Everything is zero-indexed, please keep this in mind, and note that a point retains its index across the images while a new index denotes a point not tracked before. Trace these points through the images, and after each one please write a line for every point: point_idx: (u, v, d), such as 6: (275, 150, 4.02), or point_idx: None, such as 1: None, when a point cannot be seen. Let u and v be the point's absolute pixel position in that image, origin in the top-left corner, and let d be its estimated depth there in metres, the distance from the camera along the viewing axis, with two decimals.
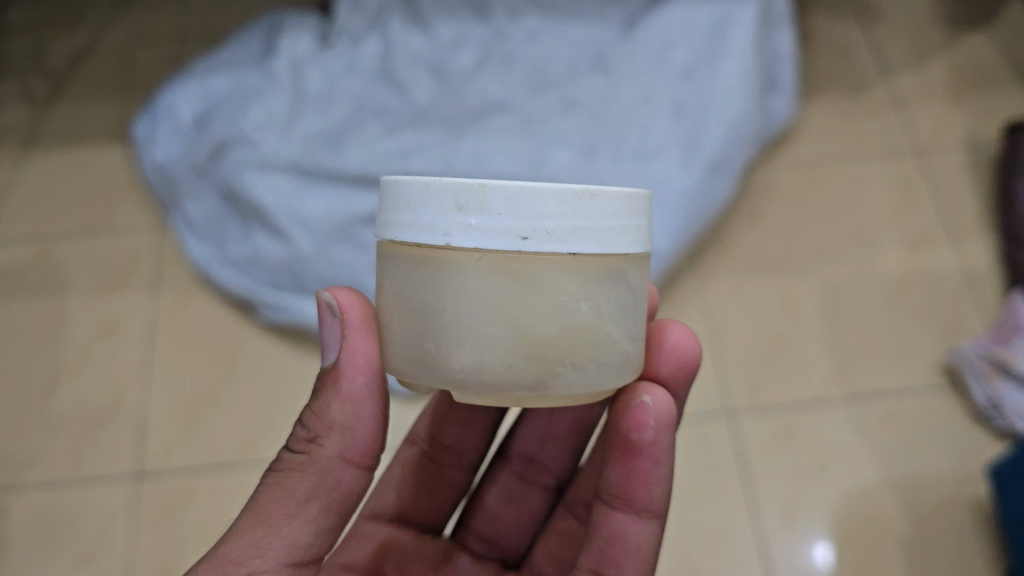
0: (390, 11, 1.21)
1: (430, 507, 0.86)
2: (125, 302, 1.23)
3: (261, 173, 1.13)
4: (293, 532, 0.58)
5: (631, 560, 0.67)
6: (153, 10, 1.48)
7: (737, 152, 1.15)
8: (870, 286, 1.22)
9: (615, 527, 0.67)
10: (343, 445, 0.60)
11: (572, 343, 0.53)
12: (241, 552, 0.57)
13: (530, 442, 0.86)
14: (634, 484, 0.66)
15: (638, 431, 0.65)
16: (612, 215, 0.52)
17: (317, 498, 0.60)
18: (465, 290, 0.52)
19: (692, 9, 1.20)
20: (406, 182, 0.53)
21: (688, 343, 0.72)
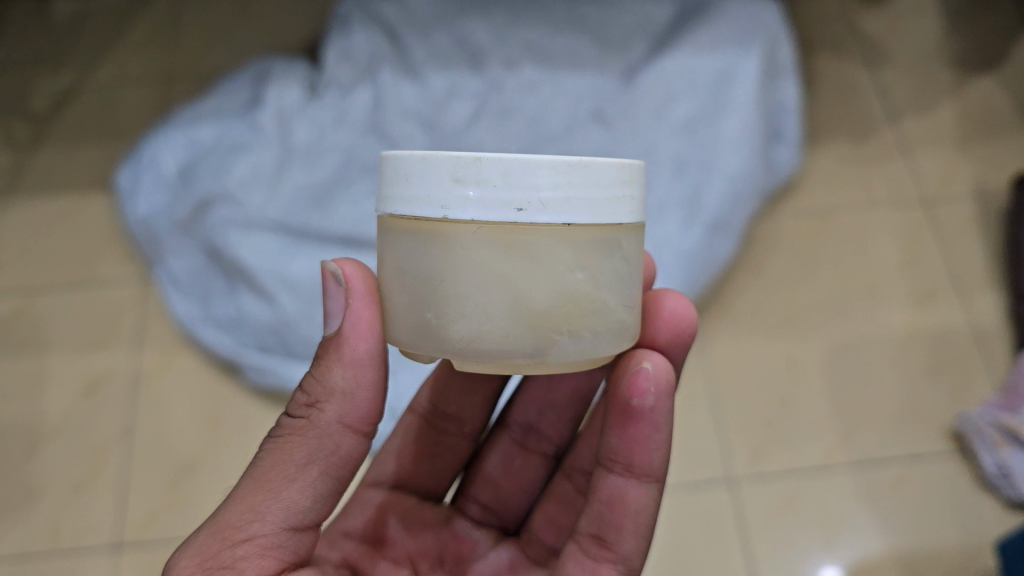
0: (380, 60, 1.16)
1: (432, 474, 0.84)
2: (106, 359, 1.19)
3: (245, 233, 1.09)
4: (292, 496, 0.57)
5: (632, 525, 0.64)
6: (139, 49, 1.45)
7: (739, 213, 1.11)
8: (875, 346, 1.18)
9: (617, 489, 0.64)
10: (343, 411, 0.59)
11: (567, 314, 0.52)
12: (239, 515, 0.56)
13: (530, 411, 0.83)
14: (634, 445, 0.64)
15: (638, 398, 0.63)
16: (607, 186, 0.52)
17: (317, 462, 0.58)
18: (462, 263, 0.51)
19: (696, 57, 1.14)
20: (404, 154, 0.52)
21: (684, 310, 0.70)
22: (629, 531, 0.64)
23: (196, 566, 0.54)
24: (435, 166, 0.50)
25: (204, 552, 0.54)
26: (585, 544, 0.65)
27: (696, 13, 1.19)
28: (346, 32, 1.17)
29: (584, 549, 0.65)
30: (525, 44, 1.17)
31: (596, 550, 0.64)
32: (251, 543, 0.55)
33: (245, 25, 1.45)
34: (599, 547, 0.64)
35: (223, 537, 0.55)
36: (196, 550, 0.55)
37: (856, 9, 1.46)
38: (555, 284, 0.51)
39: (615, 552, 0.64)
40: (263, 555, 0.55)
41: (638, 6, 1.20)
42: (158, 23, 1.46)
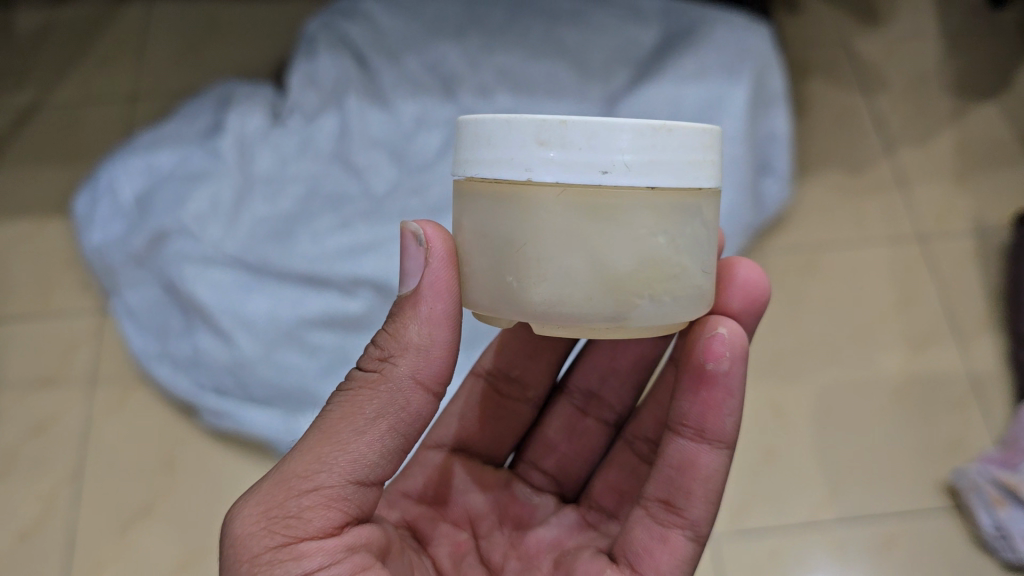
0: (346, 85, 1.09)
1: (495, 438, 0.82)
2: (59, 395, 1.13)
3: (201, 267, 1.02)
4: (360, 449, 0.56)
5: (701, 489, 0.63)
6: (105, 65, 1.39)
7: (725, 252, 1.04)
8: (867, 392, 1.12)
9: (686, 452, 0.64)
10: (416, 367, 0.58)
11: (649, 279, 0.52)
12: (306, 465, 0.54)
13: (593, 377, 0.82)
14: (709, 407, 0.63)
15: (714, 361, 0.62)
16: (688, 149, 0.52)
17: (386, 417, 0.57)
18: (546, 228, 0.52)
19: (682, 86, 1.07)
20: (489, 118, 0.53)
21: (758, 277, 0.70)
22: (699, 497, 0.63)
23: (261, 515, 0.53)
24: (519, 129, 0.51)
25: (269, 503, 0.54)
26: (649, 509, 0.65)
27: (682, 38, 1.13)
28: (312, 54, 1.11)
29: (650, 513, 0.65)
30: (499, 71, 1.10)
31: (663, 514, 0.64)
32: (316, 495, 0.54)
33: (217, 44, 1.41)
34: (666, 513, 0.64)
35: (289, 486, 0.54)
36: (262, 498, 0.54)
37: (850, 32, 1.40)
38: (637, 244, 0.52)
39: (684, 519, 0.64)
40: (327, 509, 0.54)
41: (620, 30, 1.14)
42: (126, 38, 1.42)
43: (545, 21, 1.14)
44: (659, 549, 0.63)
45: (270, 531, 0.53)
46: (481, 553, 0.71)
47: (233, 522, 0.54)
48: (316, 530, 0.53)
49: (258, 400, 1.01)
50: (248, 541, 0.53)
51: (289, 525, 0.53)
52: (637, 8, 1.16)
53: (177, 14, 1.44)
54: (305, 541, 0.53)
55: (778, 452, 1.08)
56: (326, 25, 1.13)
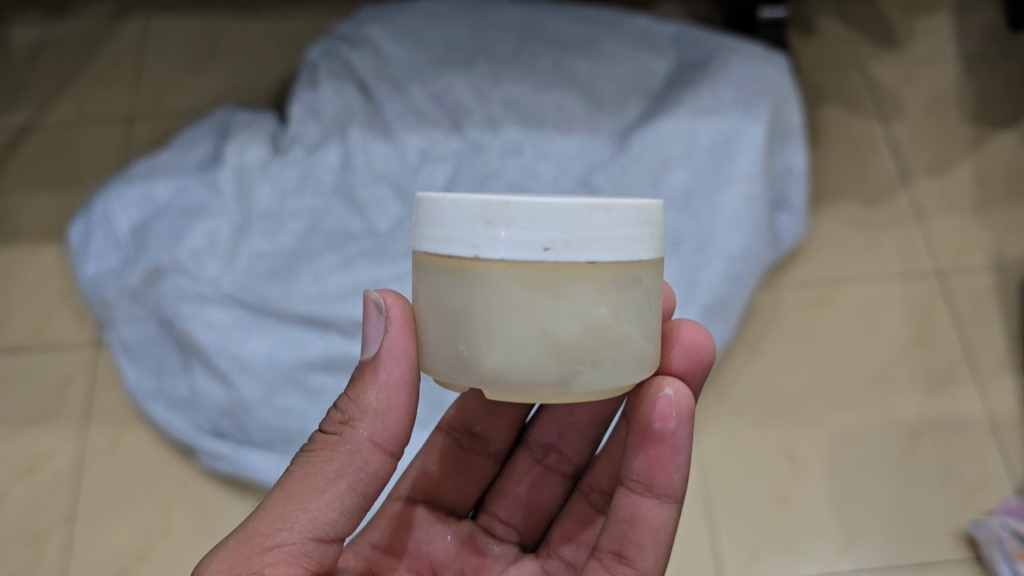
0: (349, 117, 1.05)
1: (457, 488, 0.75)
2: (52, 433, 1.10)
3: (199, 306, 0.99)
4: (322, 508, 0.52)
5: (652, 543, 0.59)
6: (100, 82, 1.35)
7: (739, 295, 1.01)
8: (883, 437, 1.09)
9: (637, 505, 0.59)
10: (376, 429, 0.54)
11: (596, 348, 0.49)
12: (268, 523, 0.51)
13: (551, 430, 0.75)
14: (657, 464, 0.58)
15: (660, 421, 0.57)
16: (629, 226, 0.48)
17: (347, 478, 0.53)
18: (496, 299, 0.48)
19: (697, 120, 1.03)
20: (432, 197, 0.50)
21: (704, 338, 0.64)
22: (652, 550, 0.59)
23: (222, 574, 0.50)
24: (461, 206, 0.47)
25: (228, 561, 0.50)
26: (603, 562, 0.60)
27: (696, 67, 1.09)
28: (314, 85, 1.07)
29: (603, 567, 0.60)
30: (507, 101, 1.07)
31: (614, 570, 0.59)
32: (277, 553, 0.50)
33: (217, 62, 1.37)
34: (619, 567, 0.59)
35: (250, 544, 0.50)
36: (222, 559, 0.50)
37: (866, 56, 1.37)
38: (581, 315, 0.48)
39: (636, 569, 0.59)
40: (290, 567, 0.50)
41: (632, 60, 1.11)
42: (123, 55, 1.38)
43: (556, 48, 1.10)
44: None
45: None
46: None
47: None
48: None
49: (259, 444, 0.98)
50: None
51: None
52: (650, 38, 1.13)
53: (176, 31, 1.40)
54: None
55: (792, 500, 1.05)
56: (328, 53, 1.10)
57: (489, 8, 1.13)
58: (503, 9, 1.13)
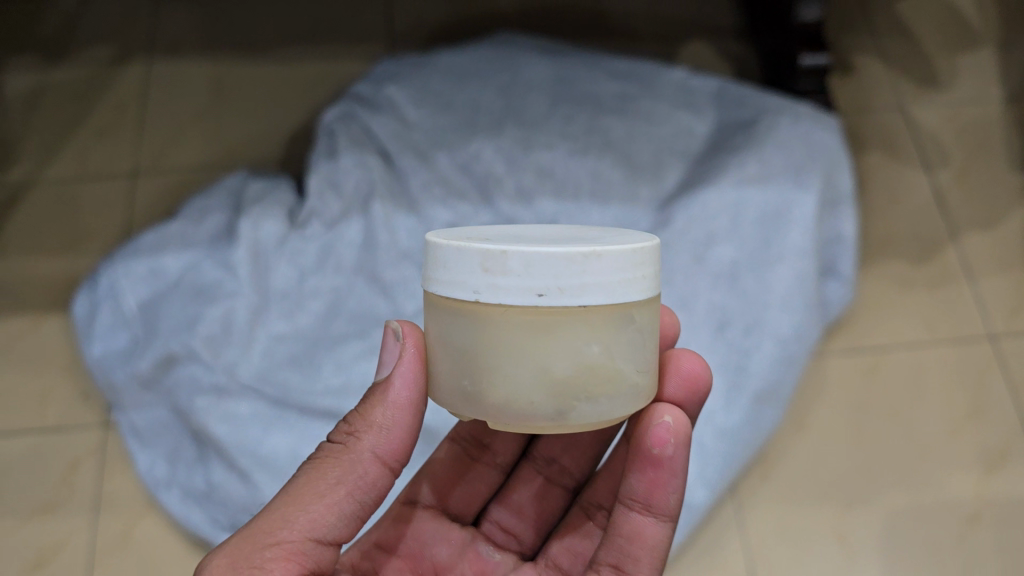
0: (372, 189, 0.98)
1: (463, 494, 0.71)
2: (62, 523, 1.04)
3: (215, 401, 0.93)
4: (323, 512, 0.52)
5: (647, 556, 0.58)
6: (101, 135, 1.27)
7: (790, 378, 0.95)
8: (936, 518, 1.04)
9: (633, 522, 0.58)
10: (379, 443, 0.54)
11: (590, 382, 0.48)
12: (269, 522, 0.51)
13: (556, 444, 0.71)
14: (654, 482, 0.57)
15: (659, 445, 0.56)
16: (623, 267, 0.48)
17: (348, 486, 0.53)
18: (495, 339, 0.48)
19: (745, 190, 0.97)
20: (434, 241, 0.50)
21: (701, 367, 0.62)
22: (645, 563, 0.58)
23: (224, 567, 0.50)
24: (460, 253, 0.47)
25: (231, 557, 0.50)
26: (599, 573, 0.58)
27: (739, 130, 1.03)
28: (333, 155, 1.01)
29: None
30: (539, 170, 1.00)
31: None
32: (279, 551, 0.50)
33: (225, 111, 1.29)
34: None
35: (252, 542, 0.50)
36: (224, 555, 0.50)
37: (908, 97, 1.29)
38: (575, 350, 0.48)
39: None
40: (288, 565, 0.50)
41: (670, 120, 1.04)
42: (124, 103, 1.30)
43: (589, 108, 1.03)
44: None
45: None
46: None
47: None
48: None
49: None
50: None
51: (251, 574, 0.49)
52: (687, 96, 1.07)
53: (179, 75, 1.31)
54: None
55: None
56: (346, 117, 1.04)
57: (515, 65, 1.07)
58: (530, 64, 1.07)
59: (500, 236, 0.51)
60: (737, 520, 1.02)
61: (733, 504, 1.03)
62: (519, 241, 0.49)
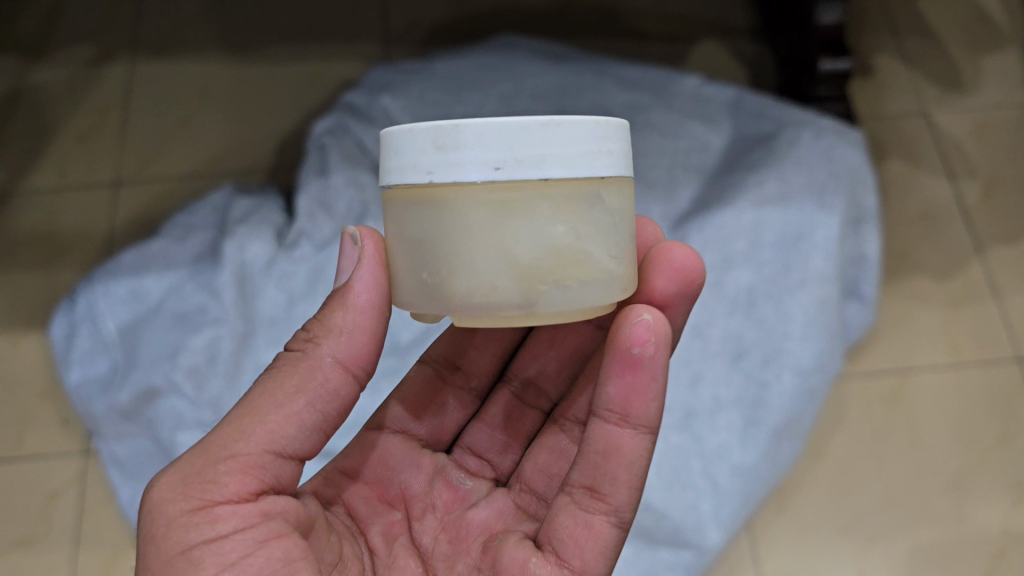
0: (366, 210, 0.93)
1: (435, 419, 0.64)
2: (41, 557, 0.99)
3: (197, 435, 0.87)
4: (281, 422, 0.49)
5: (624, 474, 0.52)
6: (82, 140, 1.20)
7: (811, 411, 0.89)
8: (962, 554, 0.98)
9: (609, 436, 0.52)
10: (339, 348, 0.51)
11: (559, 269, 0.45)
12: (224, 435, 0.49)
13: (531, 364, 0.66)
14: (631, 388, 0.51)
15: (637, 347, 0.50)
16: (584, 139, 0.44)
17: (308, 394, 0.50)
18: (454, 224, 0.44)
19: (762, 210, 0.91)
20: (387, 130, 0.47)
21: (695, 261, 0.57)
22: (624, 485, 0.52)
23: (178, 481, 0.47)
24: (415, 133, 0.44)
25: (183, 472, 0.48)
26: (573, 498, 0.53)
27: (757, 144, 0.97)
28: (324, 172, 0.95)
29: (574, 504, 0.52)
30: None
31: (589, 507, 0.52)
32: (232, 463, 0.48)
33: (212, 114, 1.22)
34: (592, 505, 0.52)
35: (208, 454, 0.48)
36: (180, 469, 0.48)
37: (931, 102, 1.23)
38: (540, 236, 0.44)
39: (609, 506, 0.52)
40: (244, 480, 0.47)
41: (683, 132, 0.98)
42: (106, 107, 1.22)
43: None
44: (582, 544, 0.51)
45: (184, 495, 0.47)
46: (417, 559, 0.56)
47: (147, 500, 0.48)
48: (228, 500, 0.47)
49: None
50: (163, 512, 0.47)
51: (204, 490, 0.47)
52: (701, 107, 1.01)
53: (163, 75, 1.24)
54: (216, 510, 0.47)
55: None
56: (338, 129, 0.99)
57: (518, 73, 1.01)
58: (534, 72, 1.02)
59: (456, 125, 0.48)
60: (752, 556, 0.97)
61: (748, 538, 0.98)
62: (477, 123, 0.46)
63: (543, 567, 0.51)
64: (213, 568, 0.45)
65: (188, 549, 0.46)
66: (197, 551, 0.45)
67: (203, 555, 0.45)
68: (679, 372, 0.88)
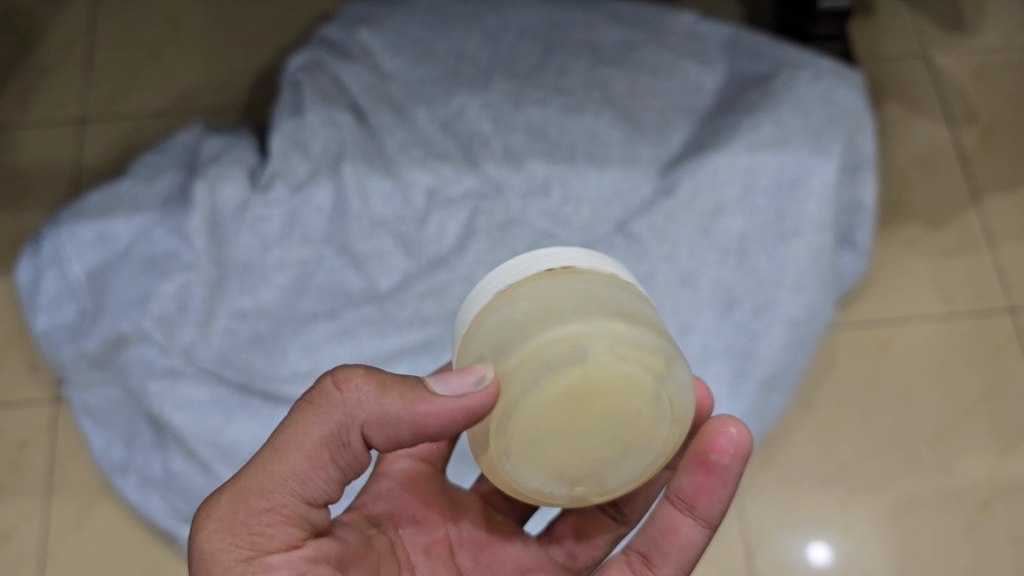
0: (343, 153, 0.88)
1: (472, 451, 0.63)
2: (12, 509, 0.96)
3: (169, 384, 0.83)
4: (309, 474, 0.47)
5: (676, 554, 0.55)
6: (46, 76, 1.15)
7: (800, 362, 0.87)
8: (947, 508, 0.96)
9: (671, 517, 0.55)
10: (382, 430, 0.47)
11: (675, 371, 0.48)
12: (259, 479, 0.46)
13: None
14: (701, 484, 0.54)
15: (715, 453, 0.53)
16: None
17: (334, 452, 0.47)
18: (617, 292, 0.48)
19: (758, 154, 0.87)
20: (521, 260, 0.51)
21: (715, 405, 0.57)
22: (673, 561, 0.55)
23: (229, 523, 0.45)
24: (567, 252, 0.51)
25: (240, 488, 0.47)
26: (627, 561, 0.56)
27: (753, 85, 0.93)
28: (299, 110, 0.90)
29: (626, 564, 0.56)
30: (530, 129, 0.90)
31: (638, 572, 0.56)
32: (271, 517, 0.46)
33: (184, 47, 1.16)
34: (641, 569, 0.56)
35: (247, 503, 0.46)
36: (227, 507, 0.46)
37: (930, 42, 1.19)
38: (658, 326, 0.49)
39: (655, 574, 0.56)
40: (288, 528, 0.46)
41: (676, 71, 0.94)
42: (71, 38, 1.16)
43: (586, 58, 0.93)
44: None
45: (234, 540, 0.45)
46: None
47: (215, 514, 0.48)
48: (274, 554, 0.45)
49: None
50: (215, 555, 0.45)
51: (252, 538, 0.45)
52: (696, 46, 0.97)
53: (132, 7, 1.18)
54: (267, 561, 0.45)
55: None
56: (313, 65, 0.94)
57: (504, 8, 0.96)
58: (521, 6, 0.97)
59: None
60: (737, 509, 0.96)
61: (733, 488, 0.96)
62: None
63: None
64: None
65: None
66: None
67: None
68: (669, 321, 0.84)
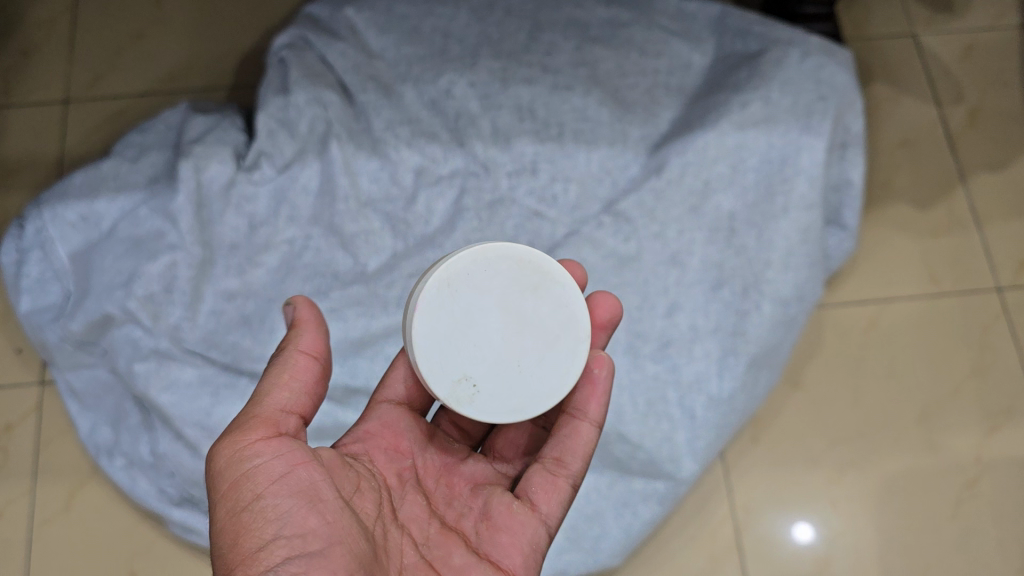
0: (329, 132, 0.87)
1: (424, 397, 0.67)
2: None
3: (156, 365, 0.83)
4: (279, 390, 0.55)
5: (580, 448, 0.62)
6: (29, 56, 1.13)
7: (788, 341, 0.87)
8: (935, 481, 0.97)
9: (572, 424, 0.63)
10: (303, 342, 0.57)
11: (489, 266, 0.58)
12: (245, 410, 0.55)
13: None
14: (588, 392, 0.63)
15: (597, 367, 0.62)
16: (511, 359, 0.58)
17: (284, 371, 0.56)
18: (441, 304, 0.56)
19: (747, 132, 0.87)
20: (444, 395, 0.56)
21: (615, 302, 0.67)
22: (580, 455, 0.62)
23: (225, 437, 0.53)
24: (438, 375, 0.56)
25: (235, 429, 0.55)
26: (542, 465, 0.62)
27: (743, 63, 0.92)
28: (286, 88, 0.89)
29: (543, 468, 0.62)
30: (518, 106, 0.89)
31: (554, 472, 0.62)
32: (253, 419, 0.54)
33: (168, 26, 1.14)
34: (557, 470, 0.62)
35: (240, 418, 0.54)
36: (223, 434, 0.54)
37: (918, 21, 1.18)
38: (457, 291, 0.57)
39: (569, 470, 0.62)
40: (269, 426, 0.53)
41: (664, 50, 0.94)
42: (54, 16, 1.14)
43: (574, 37, 0.93)
44: (549, 498, 0.61)
45: (229, 442, 0.53)
46: (423, 495, 0.60)
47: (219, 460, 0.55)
48: (259, 440, 0.53)
49: None
50: (218, 457, 0.53)
51: (241, 435, 0.53)
52: (684, 24, 0.96)
53: None
54: (256, 445, 0.52)
55: (832, 558, 0.94)
56: (299, 43, 0.93)
57: None
58: None
59: (495, 387, 0.56)
60: (726, 486, 0.96)
61: (721, 467, 0.96)
62: (507, 370, 0.56)
63: (523, 508, 0.60)
64: (266, 483, 0.51)
65: (244, 472, 0.52)
66: (248, 474, 0.51)
67: (255, 476, 0.51)
68: (657, 300, 0.85)
